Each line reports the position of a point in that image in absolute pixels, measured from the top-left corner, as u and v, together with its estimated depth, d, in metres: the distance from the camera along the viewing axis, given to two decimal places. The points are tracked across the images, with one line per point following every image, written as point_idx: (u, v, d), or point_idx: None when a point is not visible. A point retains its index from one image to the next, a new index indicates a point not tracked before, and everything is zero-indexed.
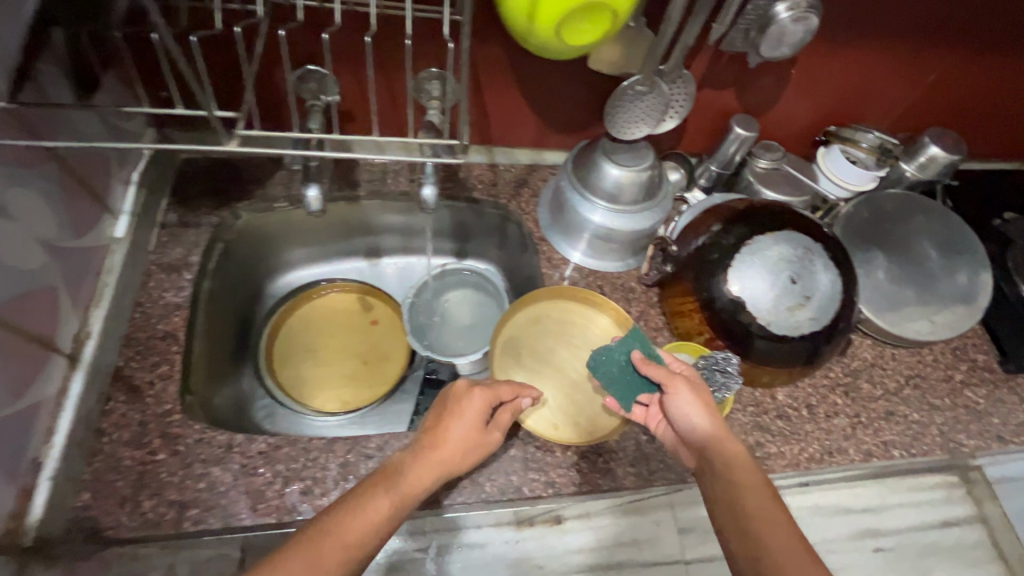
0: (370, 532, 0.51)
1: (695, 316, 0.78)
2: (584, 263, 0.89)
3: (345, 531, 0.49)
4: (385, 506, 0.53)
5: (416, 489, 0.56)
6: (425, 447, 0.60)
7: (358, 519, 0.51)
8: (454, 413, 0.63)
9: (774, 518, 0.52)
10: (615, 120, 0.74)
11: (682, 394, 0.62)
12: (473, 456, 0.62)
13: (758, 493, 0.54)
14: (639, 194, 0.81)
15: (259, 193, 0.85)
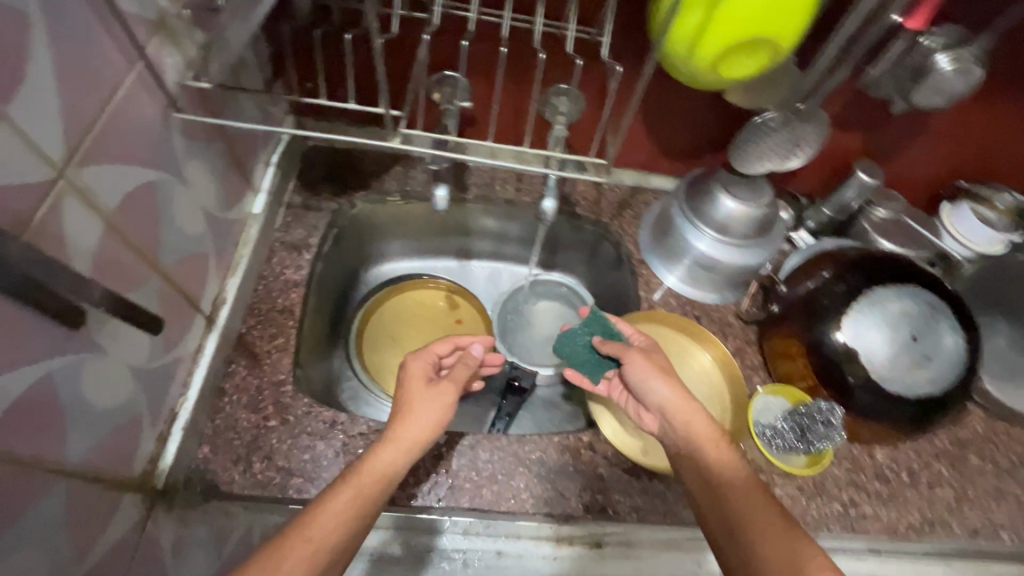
0: (347, 521, 0.51)
1: (800, 360, 0.76)
2: (681, 291, 0.88)
3: (316, 525, 0.50)
4: (347, 496, 0.52)
5: (385, 473, 0.56)
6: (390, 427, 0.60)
7: (328, 513, 0.51)
8: (405, 390, 0.63)
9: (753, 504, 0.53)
10: (743, 152, 0.74)
11: (638, 361, 0.67)
12: (433, 417, 0.61)
13: (734, 490, 0.55)
14: (751, 228, 0.80)
15: (375, 185, 0.89)
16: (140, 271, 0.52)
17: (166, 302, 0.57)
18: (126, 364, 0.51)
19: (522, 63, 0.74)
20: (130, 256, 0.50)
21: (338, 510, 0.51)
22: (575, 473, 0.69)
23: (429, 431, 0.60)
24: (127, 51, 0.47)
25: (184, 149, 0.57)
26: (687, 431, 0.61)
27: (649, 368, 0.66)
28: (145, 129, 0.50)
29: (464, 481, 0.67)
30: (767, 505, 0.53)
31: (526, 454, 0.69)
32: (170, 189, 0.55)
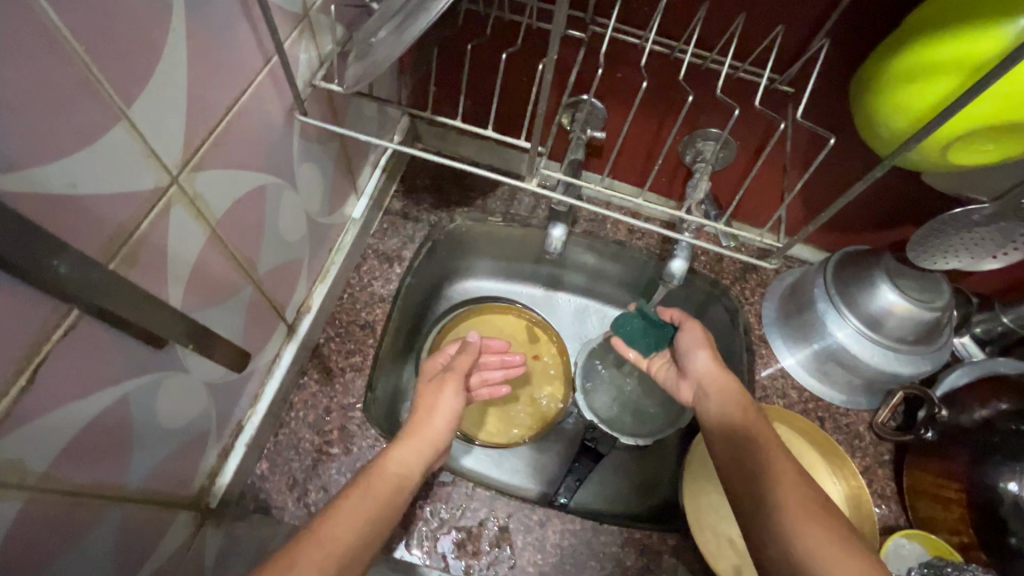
0: (364, 519, 0.50)
1: (953, 508, 0.62)
2: (805, 383, 0.75)
3: (335, 536, 0.47)
4: (363, 501, 0.51)
5: (403, 477, 0.55)
6: (403, 432, 0.58)
7: (342, 516, 0.48)
8: (421, 398, 0.63)
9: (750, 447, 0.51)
10: (926, 248, 0.60)
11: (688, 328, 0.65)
12: (442, 421, 0.61)
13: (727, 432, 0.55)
14: (910, 332, 0.66)
15: (479, 203, 0.83)
16: (234, 282, 0.48)
17: (253, 312, 0.53)
18: (203, 380, 0.47)
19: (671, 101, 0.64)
20: (227, 268, 0.46)
21: (360, 517, 0.49)
22: None
23: (431, 443, 0.59)
24: (263, 47, 0.42)
25: (300, 153, 0.52)
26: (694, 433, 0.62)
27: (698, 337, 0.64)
28: (266, 133, 0.45)
29: (526, 564, 0.59)
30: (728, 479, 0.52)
31: (600, 546, 0.60)
32: (279, 194, 0.51)
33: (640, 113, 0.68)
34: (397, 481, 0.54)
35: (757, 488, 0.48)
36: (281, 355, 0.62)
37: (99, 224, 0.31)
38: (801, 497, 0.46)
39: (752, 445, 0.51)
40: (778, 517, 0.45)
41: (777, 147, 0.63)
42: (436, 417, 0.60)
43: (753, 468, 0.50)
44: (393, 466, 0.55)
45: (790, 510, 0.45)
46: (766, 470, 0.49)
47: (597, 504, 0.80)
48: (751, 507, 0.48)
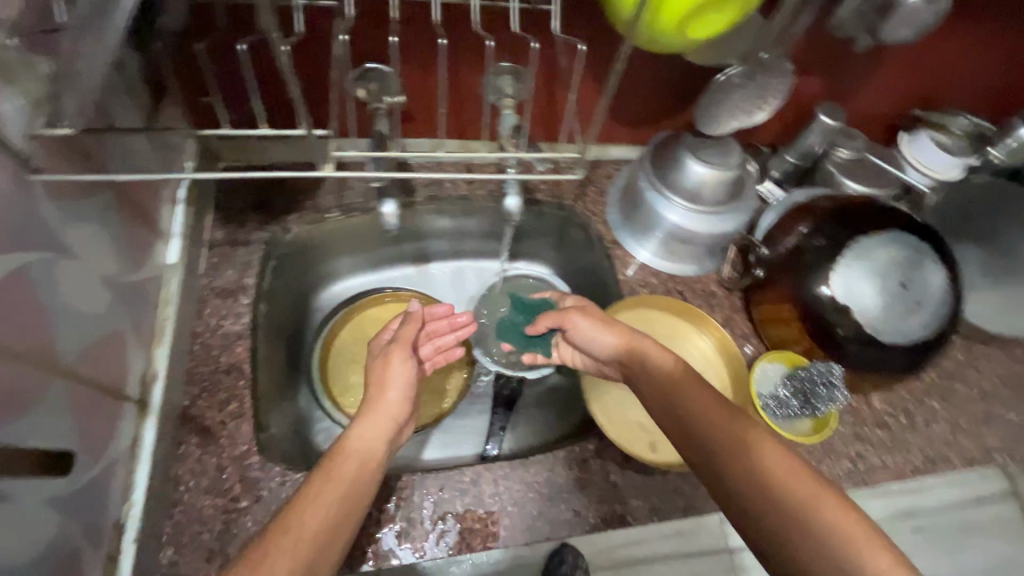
0: (331, 503, 0.49)
1: (794, 324, 0.73)
2: (661, 267, 0.83)
3: (302, 519, 0.47)
4: (335, 492, 0.50)
5: (365, 452, 0.56)
6: (360, 413, 0.61)
7: (312, 509, 0.48)
8: (373, 377, 0.65)
9: (709, 412, 0.51)
10: (705, 115, 0.70)
11: (580, 322, 0.67)
12: (396, 393, 0.63)
13: (674, 395, 0.55)
14: (723, 193, 0.75)
15: (310, 204, 0.79)
16: (32, 382, 0.41)
17: (79, 406, 0.47)
18: (40, 498, 0.41)
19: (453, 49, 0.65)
20: (15, 370, 0.40)
21: (326, 501, 0.49)
22: (588, 486, 0.65)
23: (388, 418, 0.61)
24: None
25: (57, 215, 0.45)
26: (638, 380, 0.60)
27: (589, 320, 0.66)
28: None
29: (473, 522, 0.62)
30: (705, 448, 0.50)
31: (533, 477, 0.64)
32: (51, 269, 0.44)
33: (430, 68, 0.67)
34: (356, 462, 0.54)
35: (741, 459, 0.47)
36: (141, 434, 0.56)
37: None
38: (771, 451, 0.47)
39: (715, 408, 0.51)
40: (773, 487, 0.44)
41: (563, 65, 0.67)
42: (390, 391, 0.63)
43: (726, 439, 0.49)
44: (354, 443, 0.56)
45: (765, 467, 0.46)
46: (726, 432, 0.49)
47: (528, 440, 0.84)
48: (739, 477, 0.47)
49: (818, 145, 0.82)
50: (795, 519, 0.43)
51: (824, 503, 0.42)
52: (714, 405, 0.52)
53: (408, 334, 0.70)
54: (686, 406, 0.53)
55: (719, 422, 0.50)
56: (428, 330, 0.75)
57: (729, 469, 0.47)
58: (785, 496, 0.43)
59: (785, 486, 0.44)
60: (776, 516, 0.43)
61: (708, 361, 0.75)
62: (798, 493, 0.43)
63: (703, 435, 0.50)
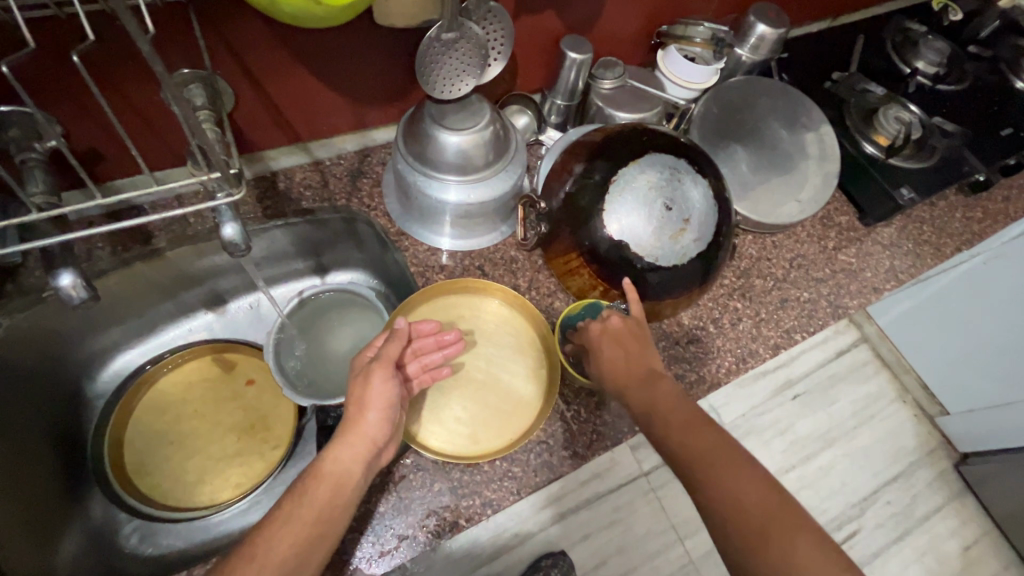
0: (298, 531, 0.50)
1: (585, 271, 0.72)
2: (458, 246, 0.78)
3: (272, 545, 0.49)
4: (308, 520, 0.51)
5: (340, 479, 0.54)
6: (338, 431, 0.56)
7: (282, 535, 0.50)
8: (352, 392, 0.58)
9: (686, 411, 0.56)
10: (431, 80, 0.63)
11: (608, 328, 0.64)
12: (377, 414, 0.57)
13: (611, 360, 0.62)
14: (488, 156, 0.71)
15: (12, 290, 0.66)
16: None
17: None
18: None
19: None
20: None
21: (296, 528, 0.50)
22: (413, 504, 0.61)
23: (373, 441, 0.57)
24: None
25: None
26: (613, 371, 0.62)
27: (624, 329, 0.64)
28: None
29: None
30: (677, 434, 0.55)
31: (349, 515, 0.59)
32: None
33: None
34: (332, 490, 0.53)
35: (705, 453, 0.53)
36: None
37: None
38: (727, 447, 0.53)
39: (691, 415, 0.56)
40: (728, 482, 0.51)
41: None
42: (370, 413, 0.56)
43: (695, 436, 0.54)
44: (333, 468, 0.54)
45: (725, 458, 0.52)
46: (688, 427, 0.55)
47: None
48: (703, 469, 0.52)
49: (576, 81, 0.79)
50: (736, 511, 0.49)
51: (762, 497, 0.50)
52: (684, 406, 0.57)
53: (395, 352, 0.59)
54: (651, 398, 0.58)
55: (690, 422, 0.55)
56: (415, 348, 0.64)
57: (695, 456, 0.53)
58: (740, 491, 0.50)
59: (736, 486, 0.51)
60: (720, 501, 0.50)
61: (518, 329, 0.73)
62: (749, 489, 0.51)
63: (664, 419, 0.56)
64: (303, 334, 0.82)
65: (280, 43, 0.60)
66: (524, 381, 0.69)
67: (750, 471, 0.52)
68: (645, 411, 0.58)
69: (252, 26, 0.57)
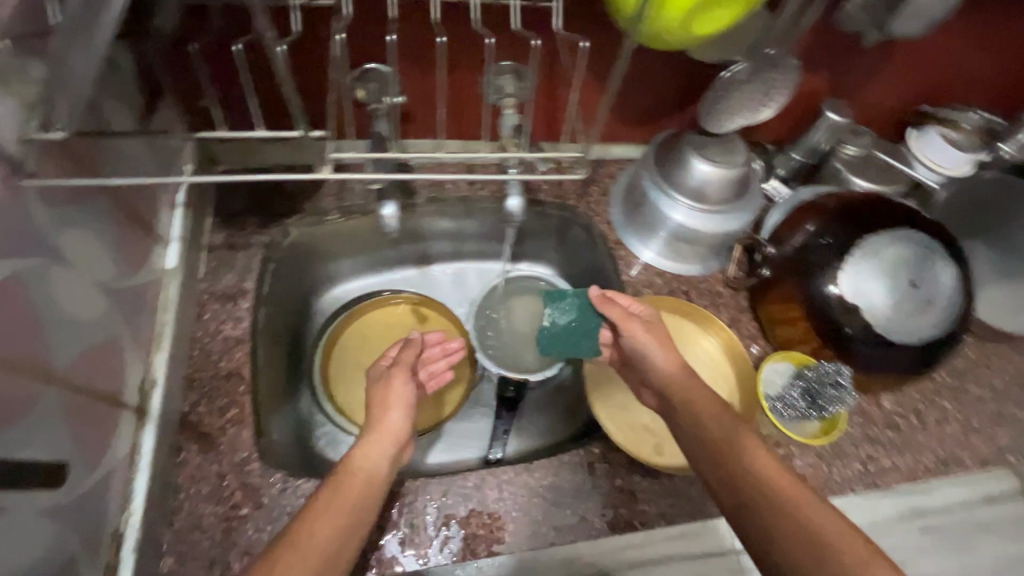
0: (335, 526, 0.49)
1: (802, 324, 0.71)
2: (667, 267, 0.82)
3: (312, 532, 0.47)
4: (346, 507, 0.50)
5: (371, 472, 0.54)
6: (364, 433, 0.58)
7: (321, 522, 0.48)
8: (373, 394, 0.62)
9: (718, 424, 0.54)
10: (709, 112, 0.68)
11: (639, 332, 0.62)
12: (397, 412, 0.60)
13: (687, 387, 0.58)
14: (728, 193, 0.74)
15: (309, 207, 0.77)
16: (25, 389, 0.41)
17: (76, 413, 0.46)
18: (33, 509, 0.40)
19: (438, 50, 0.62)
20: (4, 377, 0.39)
21: (334, 516, 0.49)
22: (593, 491, 0.64)
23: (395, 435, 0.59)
24: None
25: (53, 222, 0.45)
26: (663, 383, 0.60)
27: (652, 337, 0.61)
28: None
29: (478, 528, 0.61)
30: (708, 446, 0.53)
31: (537, 482, 0.64)
32: (44, 274, 0.44)
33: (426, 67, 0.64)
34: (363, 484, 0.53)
35: (738, 454, 0.51)
36: (139, 442, 0.55)
37: None
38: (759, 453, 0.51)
39: (725, 425, 0.53)
40: (756, 481, 0.49)
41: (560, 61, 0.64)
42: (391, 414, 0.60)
43: (722, 437, 0.53)
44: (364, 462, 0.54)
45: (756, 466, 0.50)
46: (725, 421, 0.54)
47: (533, 445, 0.82)
48: (734, 474, 0.50)
49: (824, 143, 0.81)
50: (767, 507, 0.47)
51: (803, 506, 0.46)
52: (715, 420, 0.54)
53: (409, 357, 0.67)
54: (688, 400, 0.57)
55: (717, 428, 0.53)
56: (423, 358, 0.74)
57: (729, 453, 0.51)
58: (778, 499, 0.47)
59: (768, 483, 0.48)
60: (740, 497, 0.49)
61: (716, 364, 0.73)
62: (784, 493, 0.47)
63: (695, 428, 0.55)
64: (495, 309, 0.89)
65: (593, 51, 0.69)
66: None
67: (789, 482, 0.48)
68: (685, 409, 0.56)
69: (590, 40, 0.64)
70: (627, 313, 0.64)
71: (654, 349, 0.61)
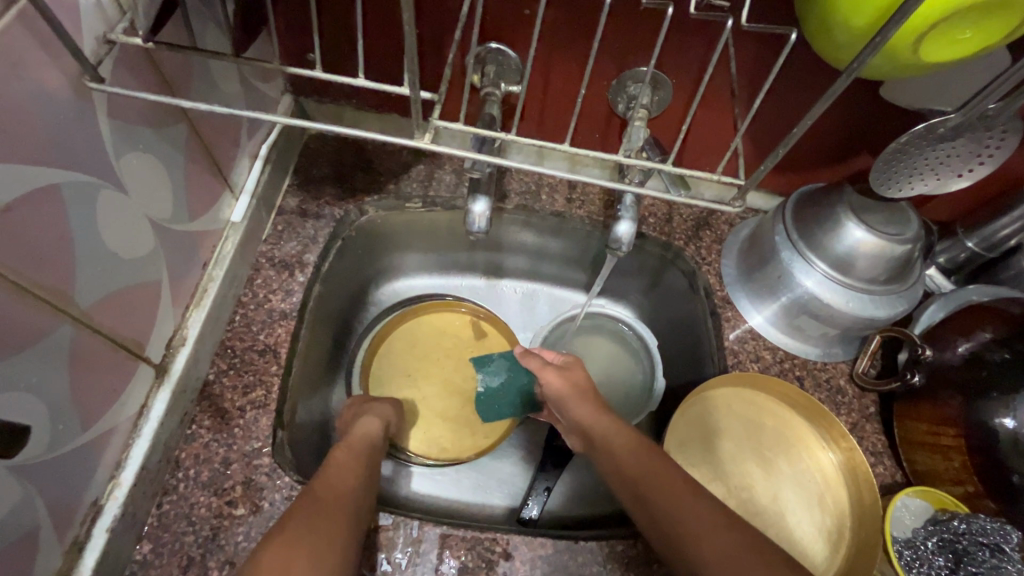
0: (354, 474, 0.48)
1: (954, 458, 0.56)
2: (778, 342, 0.68)
3: (331, 486, 0.45)
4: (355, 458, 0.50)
5: (369, 434, 0.55)
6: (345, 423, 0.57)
7: (340, 472, 0.47)
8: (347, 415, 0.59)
9: (637, 460, 0.48)
10: (888, 171, 0.54)
11: (553, 377, 0.58)
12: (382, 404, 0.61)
13: (610, 436, 0.52)
14: (880, 272, 0.60)
15: (392, 188, 0.70)
16: (34, 323, 0.35)
17: (87, 358, 0.40)
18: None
19: (573, 39, 0.53)
20: (10, 304, 0.33)
21: (349, 470, 0.48)
22: None
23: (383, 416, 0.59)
24: None
25: (117, 142, 0.40)
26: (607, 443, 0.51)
27: (561, 378, 0.58)
28: (35, 109, 0.32)
29: None
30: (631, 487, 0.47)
31: (579, 568, 0.51)
32: (91, 197, 0.38)
33: (556, 58, 0.56)
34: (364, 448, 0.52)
35: (649, 477, 0.46)
36: (151, 404, 0.49)
37: None
38: (667, 476, 0.45)
39: (642, 456, 0.48)
40: (666, 506, 0.43)
41: (716, 76, 0.53)
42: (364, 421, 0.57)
43: (642, 467, 0.47)
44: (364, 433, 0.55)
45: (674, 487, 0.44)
46: (638, 453, 0.49)
47: (574, 512, 0.69)
48: (652, 509, 0.44)
49: (1011, 235, 0.65)
50: (684, 528, 0.41)
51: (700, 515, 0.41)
52: (635, 454, 0.49)
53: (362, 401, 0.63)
54: (613, 445, 0.51)
55: (643, 457, 0.48)
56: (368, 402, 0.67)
57: (643, 490, 0.45)
58: (680, 517, 0.42)
59: (683, 505, 0.43)
60: (664, 533, 0.43)
61: (825, 480, 0.57)
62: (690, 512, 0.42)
63: (614, 465, 0.49)
64: (562, 344, 0.77)
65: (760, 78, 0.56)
66: (811, 540, 0.55)
67: (682, 486, 0.44)
68: (608, 450, 0.51)
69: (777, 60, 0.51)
70: (543, 363, 0.60)
71: (570, 396, 0.57)
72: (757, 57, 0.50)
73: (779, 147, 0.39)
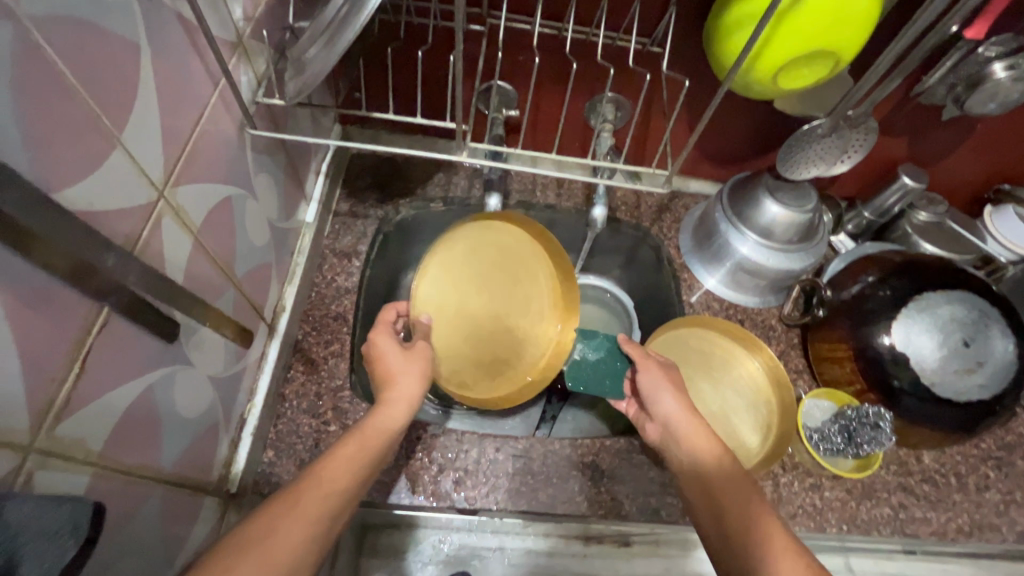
0: (347, 482, 0.48)
1: (848, 364, 0.76)
2: (725, 296, 0.88)
3: (326, 477, 0.47)
4: (354, 454, 0.50)
5: (387, 431, 0.54)
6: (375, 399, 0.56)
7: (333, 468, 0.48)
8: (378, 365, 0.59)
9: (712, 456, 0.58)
10: (789, 160, 0.74)
11: (653, 370, 0.65)
12: (410, 379, 0.57)
13: (688, 432, 0.60)
14: (794, 236, 0.80)
15: (419, 192, 0.90)
16: (219, 284, 0.54)
17: (238, 312, 0.59)
18: (206, 375, 0.53)
19: (555, 75, 0.73)
20: (212, 270, 0.52)
21: (350, 466, 0.49)
22: (627, 477, 0.70)
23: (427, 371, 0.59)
24: (212, 73, 0.49)
25: (253, 165, 0.59)
26: (687, 443, 0.60)
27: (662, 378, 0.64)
28: (224, 148, 0.52)
29: (520, 485, 0.69)
30: (705, 488, 0.56)
31: (579, 457, 0.71)
32: (243, 204, 0.57)
33: (545, 87, 0.75)
34: (377, 445, 0.52)
35: (722, 485, 0.55)
36: (267, 351, 0.68)
37: (113, 230, 0.38)
38: (735, 477, 0.55)
39: (724, 468, 0.57)
40: (732, 511, 0.53)
41: (661, 97, 0.74)
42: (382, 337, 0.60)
43: (719, 473, 0.56)
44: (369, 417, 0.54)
45: (728, 488, 0.55)
46: (712, 447, 0.58)
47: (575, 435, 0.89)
48: (719, 509, 0.54)
49: (895, 203, 0.84)
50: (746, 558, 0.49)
51: (753, 532, 0.50)
52: (713, 459, 0.58)
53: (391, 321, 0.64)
54: (687, 436, 0.60)
55: (726, 471, 0.56)
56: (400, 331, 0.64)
57: (714, 491, 0.55)
58: (730, 523, 0.52)
59: (737, 512, 0.52)
60: (728, 544, 0.51)
61: (758, 391, 0.77)
62: (738, 518, 0.52)
63: (691, 455, 0.59)
64: None
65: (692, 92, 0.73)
66: (749, 434, 0.75)
67: (745, 493, 0.54)
68: (688, 444, 0.60)
69: (691, 86, 0.72)
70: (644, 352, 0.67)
71: (660, 389, 0.63)
72: (684, 84, 0.71)
73: (690, 142, 0.56)
